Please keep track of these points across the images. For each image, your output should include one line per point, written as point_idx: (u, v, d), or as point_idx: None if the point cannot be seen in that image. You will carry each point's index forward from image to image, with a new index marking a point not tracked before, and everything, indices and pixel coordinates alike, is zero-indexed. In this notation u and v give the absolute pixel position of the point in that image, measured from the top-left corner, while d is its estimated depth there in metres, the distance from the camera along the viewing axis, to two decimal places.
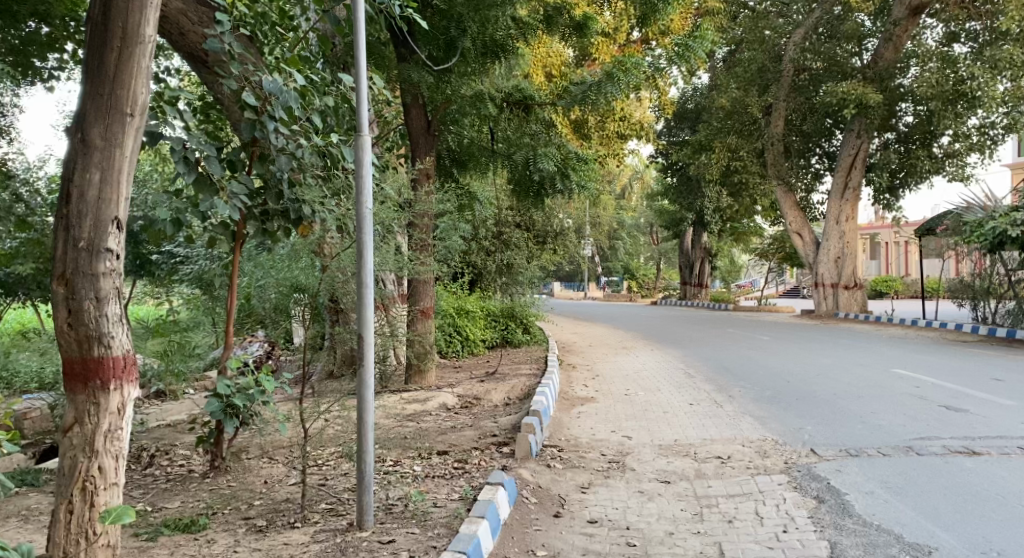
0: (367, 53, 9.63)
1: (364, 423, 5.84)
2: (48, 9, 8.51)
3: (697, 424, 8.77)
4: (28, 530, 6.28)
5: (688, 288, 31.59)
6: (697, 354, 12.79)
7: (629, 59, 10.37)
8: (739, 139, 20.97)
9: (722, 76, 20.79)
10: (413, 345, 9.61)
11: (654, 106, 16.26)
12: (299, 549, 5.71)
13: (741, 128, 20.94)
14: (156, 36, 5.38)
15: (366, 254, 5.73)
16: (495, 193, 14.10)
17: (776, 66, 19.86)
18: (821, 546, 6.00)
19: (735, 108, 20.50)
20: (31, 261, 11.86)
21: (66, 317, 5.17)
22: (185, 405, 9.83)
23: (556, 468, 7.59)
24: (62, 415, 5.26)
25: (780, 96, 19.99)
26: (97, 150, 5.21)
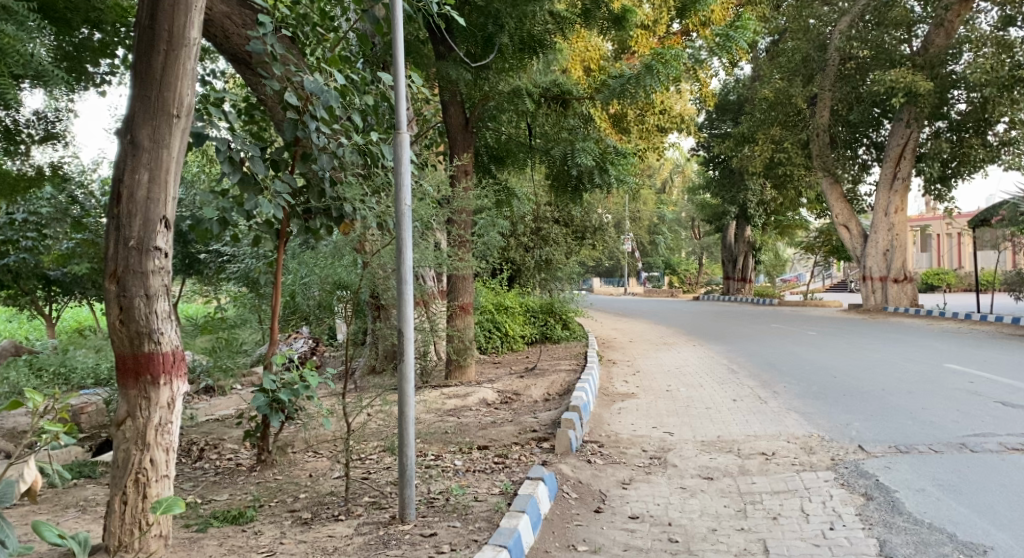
0: (407, 52, 9.78)
1: (406, 418, 5.93)
2: (100, 16, 8.62)
3: (740, 420, 8.75)
4: (86, 520, 6.48)
5: (730, 283, 31.29)
6: (741, 349, 12.72)
7: (669, 50, 10.28)
8: (784, 130, 20.76)
9: (766, 66, 20.76)
10: (452, 341, 9.69)
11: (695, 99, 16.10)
12: (343, 542, 5.84)
13: (785, 119, 20.73)
14: (201, 38, 5.53)
15: (406, 250, 5.81)
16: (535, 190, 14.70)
17: (821, 56, 19.58)
18: (869, 544, 5.96)
19: (780, 99, 20.26)
20: (86, 261, 12.27)
21: (119, 315, 5.34)
22: (233, 399, 10.02)
23: (597, 463, 7.64)
24: (114, 409, 5.45)
25: (825, 85, 19.73)
26: (146, 151, 5.37)
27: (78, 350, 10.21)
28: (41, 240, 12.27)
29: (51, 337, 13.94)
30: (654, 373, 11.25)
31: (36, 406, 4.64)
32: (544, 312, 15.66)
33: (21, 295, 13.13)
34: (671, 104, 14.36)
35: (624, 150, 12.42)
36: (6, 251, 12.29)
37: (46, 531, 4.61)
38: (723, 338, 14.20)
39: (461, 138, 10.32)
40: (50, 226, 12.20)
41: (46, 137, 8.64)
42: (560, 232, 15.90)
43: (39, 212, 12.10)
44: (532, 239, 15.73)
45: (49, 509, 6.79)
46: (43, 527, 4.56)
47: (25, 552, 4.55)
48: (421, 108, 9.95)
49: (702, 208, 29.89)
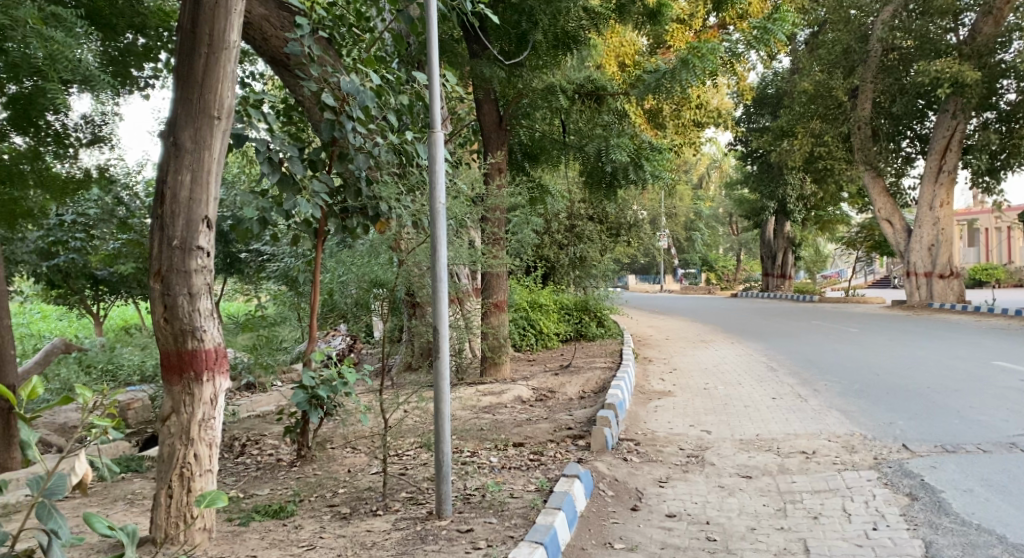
0: (440, 51, 9.83)
1: (442, 415, 6.00)
2: (144, 21, 8.69)
3: (779, 418, 8.70)
4: (134, 513, 6.67)
5: (770, 279, 31.01)
6: (780, 346, 12.60)
7: (705, 44, 10.19)
8: (824, 124, 20.55)
9: (806, 59, 20.60)
10: (487, 338, 9.71)
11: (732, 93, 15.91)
12: (382, 536, 5.93)
13: (825, 112, 20.52)
14: (241, 41, 5.64)
15: (440, 249, 5.87)
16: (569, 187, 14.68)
17: (862, 47, 19.17)
18: (914, 545, 5.92)
19: (819, 92, 20.07)
20: (131, 261, 12.63)
21: (163, 313, 5.50)
22: (274, 396, 10.16)
23: (633, 461, 7.65)
24: (160, 405, 5.61)
25: (867, 77, 19.40)
26: (188, 153, 5.50)
27: (125, 347, 10.45)
28: (89, 241, 12.59)
29: (98, 335, 14.25)
30: (691, 370, 11.22)
31: (87, 401, 4.77)
32: (580, 310, 15.28)
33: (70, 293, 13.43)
34: (708, 98, 14.17)
35: (659, 145, 12.32)
36: (56, 252, 12.69)
37: (95, 522, 4.70)
38: (761, 336, 14.08)
39: (495, 137, 10.33)
40: (97, 227, 12.54)
41: (94, 140, 8.84)
42: (595, 229, 15.97)
43: (87, 213, 12.50)
44: (566, 237, 15.88)
45: (98, 502, 6.99)
46: (92, 518, 4.65)
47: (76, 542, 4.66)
48: (455, 106, 9.95)
49: (740, 203, 29.53)
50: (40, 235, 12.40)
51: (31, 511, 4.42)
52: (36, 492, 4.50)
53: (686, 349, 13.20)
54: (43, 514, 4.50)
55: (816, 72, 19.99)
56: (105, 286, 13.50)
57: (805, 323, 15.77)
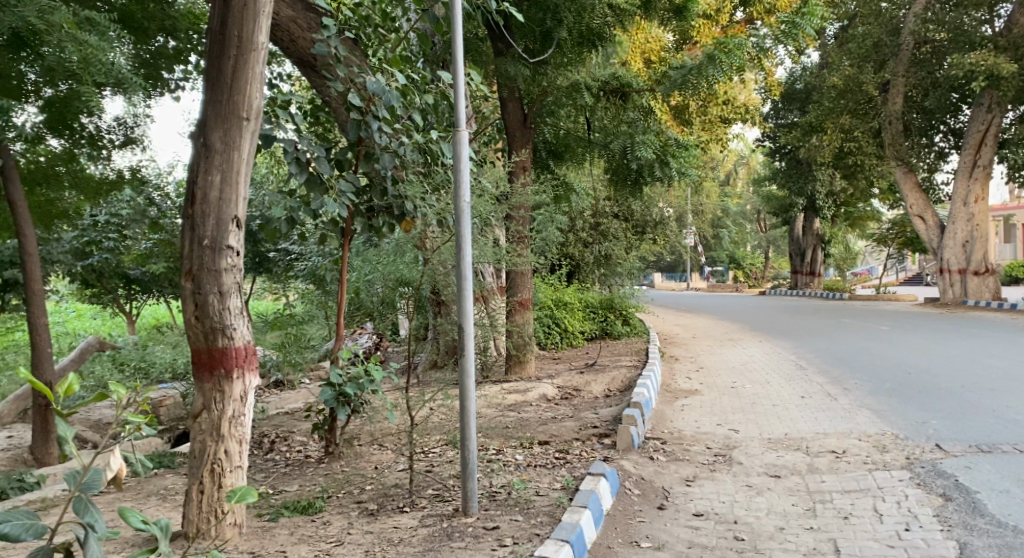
0: (465, 49, 9.93)
1: (466, 413, 6.04)
2: (174, 23, 8.83)
3: (808, 417, 8.61)
4: (166, 508, 6.80)
5: (799, 276, 30.58)
6: (810, 345, 12.47)
7: (731, 40, 10.10)
8: (854, 119, 20.24)
9: (834, 53, 20.29)
10: (511, 335, 9.70)
11: (760, 88, 15.77)
12: (408, 533, 5.98)
13: (855, 108, 20.15)
14: (269, 42, 5.72)
15: (465, 247, 5.91)
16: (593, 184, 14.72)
17: (893, 41, 19.08)
18: (948, 547, 5.84)
19: (849, 87, 19.50)
20: (163, 261, 12.95)
21: (194, 311, 5.60)
22: (302, 393, 10.26)
23: (659, 460, 7.63)
24: (191, 401, 5.71)
25: (898, 71, 19.16)
26: (217, 154, 5.59)
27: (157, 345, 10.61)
28: (122, 241, 12.82)
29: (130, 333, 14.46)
30: (718, 369, 11.15)
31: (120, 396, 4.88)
32: (605, 308, 15.13)
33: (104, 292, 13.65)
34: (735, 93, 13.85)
35: (686, 142, 12.13)
36: (90, 252, 12.71)
37: (128, 515, 4.58)
38: (789, 334, 13.94)
39: (520, 135, 10.34)
40: (130, 227, 12.77)
41: (126, 143, 8.86)
42: (620, 227, 16.01)
43: (120, 214, 12.70)
44: (592, 235, 15.90)
45: (132, 497, 7.13)
46: (127, 511, 4.55)
47: (110, 538, 4.58)
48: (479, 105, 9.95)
49: (769, 200, 29.19)
50: (74, 235, 12.39)
51: (69, 504, 4.39)
52: (73, 487, 4.48)
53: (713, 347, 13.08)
54: (80, 509, 4.48)
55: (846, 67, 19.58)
56: (137, 286, 13.72)
57: (835, 320, 15.59)
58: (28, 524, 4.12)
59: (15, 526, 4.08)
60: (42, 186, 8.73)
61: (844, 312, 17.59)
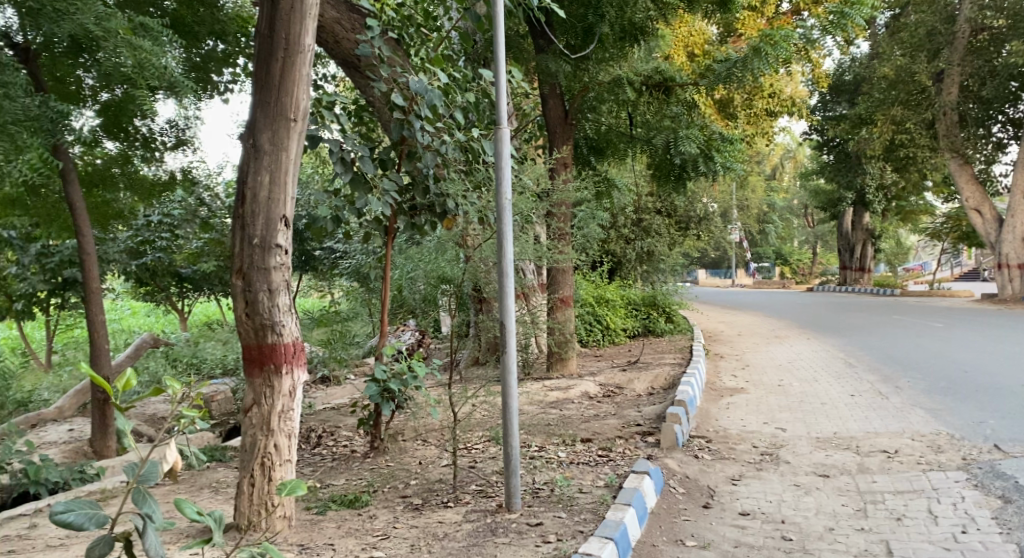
0: (507, 47, 9.92)
1: (509, 410, 6.07)
2: (224, 27, 9.04)
3: (859, 417, 8.42)
4: (219, 500, 6.98)
5: (848, 272, 29.44)
6: (861, 342, 12.21)
7: (777, 31, 9.91)
8: (905, 110, 19.56)
9: (885, 43, 19.76)
10: (553, 333, 9.71)
11: (806, 81, 15.39)
12: (453, 528, 6.04)
13: (907, 99, 19.50)
14: (315, 44, 5.83)
15: (507, 244, 5.95)
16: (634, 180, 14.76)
17: (948, 29, 18.27)
18: (1008, 550, 5.69)
19: (900, 76, 19.11)
20: (213, 259, 13.29)
21: (244, 308, 5.74)
22: (347, 389, 10.42)
23: (704, 459, 7.55)
24: (242, 397, 5.85)
25: (953, 60, 18.33)
26: (267, 154, 5.72)
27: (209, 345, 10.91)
28: (174, 241, 13.15)
29: (182, 331, 14.80)
30: (764, 367, 10.97)
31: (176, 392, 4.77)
32: (648, 305, 15.03)
33: (157, 292, 14.00)
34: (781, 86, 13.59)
35: (730, 136, 11.98)
36: (144, 250, 12.97)
37: (183, 506, 4.51)
38: (839, 331, 13.68)
39: (561, 131, 10.35)
40: (182, 227, 13.14)
41: (177, 144, 9.08)
42: (663, 222, 15.90)
43: (172, 214, 13.03)
44: (634, 231, 15.82)
45: (187, 489, 7.33)
46: (181, 502, 4.47)
47: (168, 527, 4.56)
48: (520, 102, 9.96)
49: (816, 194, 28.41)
50: (129, 234, 12.73)
51: (126, 495, 4.35)
52: (131, 478, 4.46)
53: (761, 345, 12.90)
54: (137, 498, 4.45)
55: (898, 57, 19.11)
56: (188, 285, 14.05)
57: (886, 317, 15.25)
58: (91, 513, 4.20)
59: (78, 516, 4.16)
60: (99, 187, 8.97)
61: (896, 307, 17.17)
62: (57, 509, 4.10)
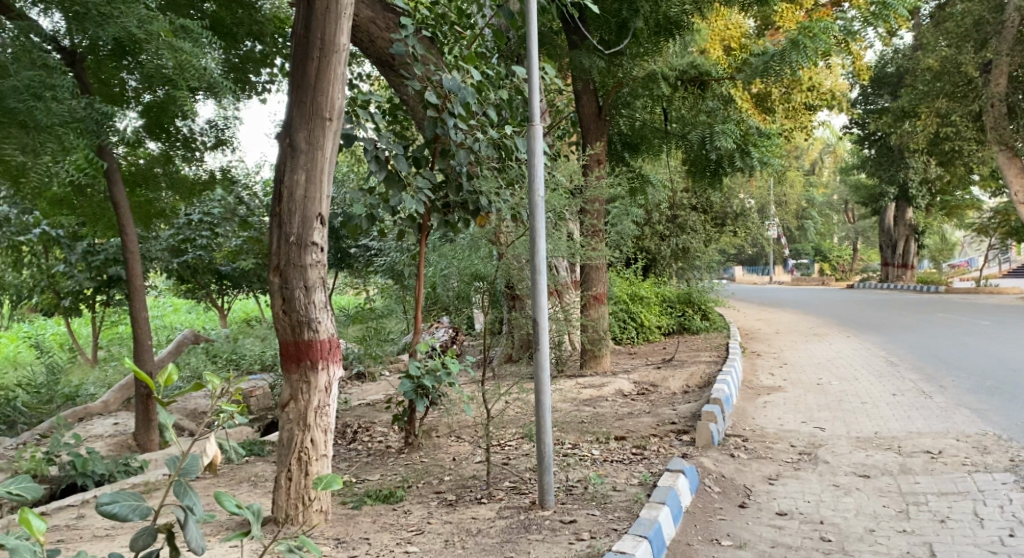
0: (539, 43, 9.78)
1: (542, 407, 6.06)
2: (262, 28, 9.21)
3: (901, 416, 8.25)
4: (258, 494, 7.11)
5: (890, 269, 28.91)
6: (904, 340, 11.97)
7: (816, 23, 9.72)
8: (951, 103, 19.13)
9: (929, 33, 19.32)
10: (587, 330, 9.70)
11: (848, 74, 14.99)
12: (486, 524, 6.06)
13: (953, 90, 19.08)
14: (350, 44, 5.89)
15: (539, 241, 5.95)
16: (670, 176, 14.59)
17: (996, 17, 17.65)
18: None
19: (946, 68, 18.82)
20: (252, 257, 13.53)
21: (281, 305, 5.82)
22: (382, 385, 10.54)
23: (740, 458, 7.48)
24: (279, 392, 5.95)
25: (1002, 50, 17.73)
26: (302, 154, 5.80)
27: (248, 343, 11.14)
28: (214, 239, 13.37)
29: (222, 327, 15.05)
30: (803, 365, 10.82)
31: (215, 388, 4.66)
32: (683, 302, 14.94)
33: (198, 289, 14.23)
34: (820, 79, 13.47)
35: (767, 130, 11.93)
36: (185, 248, 13.22)
37: (223, 499, 4.41)
38: (882, 328, 13.42)
39: (595, 127, 10.39)
40: (222, 225, 13.37)
41: (217, 144, 9.22)
42: (699, 219, 15.71)
43: (212, 213, 13.25)
44: (669, 227, 15.71)
45: (226, 483, 7.46)
46: (220, 495, 4.37)
47: (209, 519, 4.49)
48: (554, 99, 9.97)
49: (857, 189, 27.73)
50: (171, 232, 13.02)
51: (167, 488, 4.30)
52: (173, 471, 4.40)
53: (799, 342, 12.73)
54: (179, 491, 4.40)
55: (943, 48, 18.70)
56: (228, 283, 14.30)
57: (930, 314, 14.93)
58: (134, 505, 4.21)
59: (122, 507, 4.17)
60: (141, 187, 9.20)
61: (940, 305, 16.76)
62: (103, 501, 4.11)
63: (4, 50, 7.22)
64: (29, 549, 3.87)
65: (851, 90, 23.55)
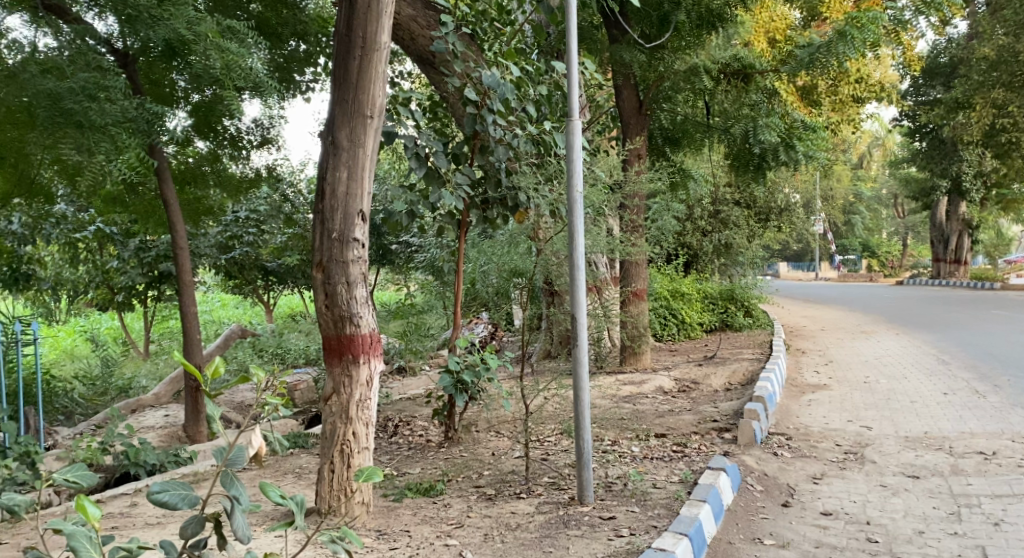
0: (579, 38, 9.88)
1: (581, 403, 6.04)
2: (306, 28, 9.37)
3: (953, 416, 8.04)
4: (302, 485, 7.25)
5: (942, 265, 28.05)
6: (957, 337, 11.65)
7: (865, 13, 9.54)
8: (1008, 93, 18.28)
9: (987, 20, 18.68)
10: (626, 326, 9.68)
11: (899, 63, 14.66)
12: (525, 519, 6.08)
13: (1010, 80, 18.15)
14: (391, 42, 5.95)
15: (578, 237, 5.93)
16: (712, 170, 14.64)
17: None
18: None
19: (1002, 57, 17.93)
20: (297, 253, 13.76)
21: (325, 300, 5.91)
22: (422, 379, 10.64)
23: (784, 456, 7.38)
24: (322, 385, 6.04)
25: None
26: (345, 151, 5.87)
27: (293, 339, 11.40)
28: (261, 235, 13.62)
29: (268, 322, 15.31)
30: (849, 362, 10.64)
31: (259, 381, 4.51)
32: (725, 299, 14.74)
33: (244, 284, 14.47)
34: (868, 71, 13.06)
35: (813, 124, 11.65)
36: (232, 245, 13.50)
37: (268, 490, 4.28)
38: (935, 325, 13.07)
39: (636, 121, 10.34)
40: (267, 222, 13.57)
41: (263, 142, 9.54)
42: (742, 214, 15.50)
43: (258, 210, 13.47)
44: (711, 223, 15.53)
45: (272, 474, 7.61)
46: (265, 486, 4.24)
47: (256, 510, 4.40)
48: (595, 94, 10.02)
49: (907, 182, 26.96)
50: (218, 230, 13.29)
51: (214, 478, 4.23)
52: (219, 462, 4.32)
53: (846, 340, 12.48)
54: (226, 481, 4.31)
55: (1001, 36, 18.00)
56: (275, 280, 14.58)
57: (984, 311, 14.50)
58: (185, 494, 4.14)
59: (173, 496, 4.11)
60: (190, 185, 9.42)
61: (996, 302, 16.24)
62: (153, 490, 4.05)
63: (62, 52, 7.41)
64: (85, 535, 3.94)
65: (902, 81, 22.87)
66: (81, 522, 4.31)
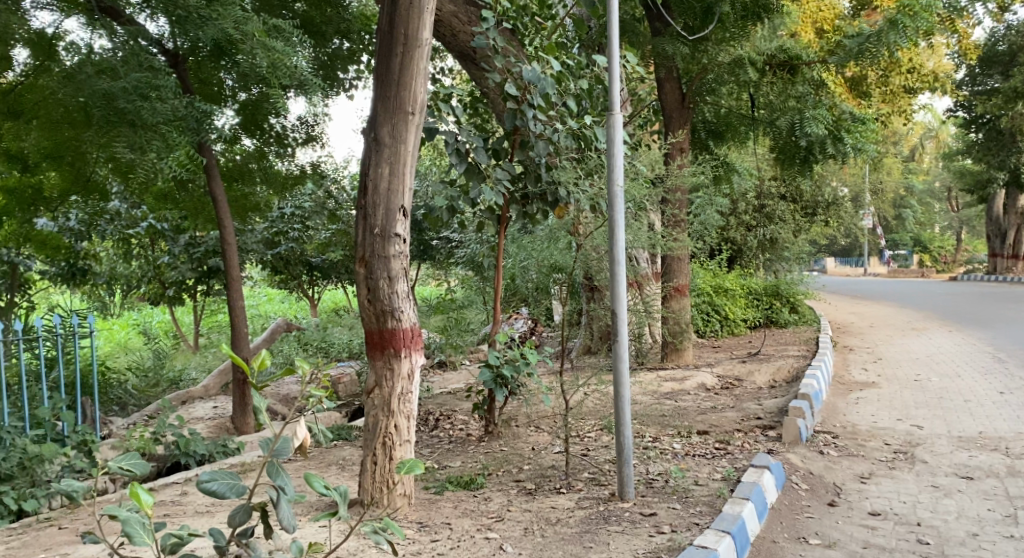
0: (621, 31, 9.92)
1: (622, 400, 5.98)
2: (348, 26, 9.53)
3: (1009, 416, 7.78)
4: (346, 476, 7.33)
5: (998, 260, 27.12)
6: (1014, 334, 11.28)
7: (918, 1, 9.26)
8: None
9: None
10: (668, 322, 9.60)
11: (954, 49, 14.35)
12: (565, 514, 6.06)
13: None
14: (432, 38, 5.98)
15: (618, 232, 5.88)
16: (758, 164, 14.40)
17: None
18: None
19: None
20: (341, 249, 13.96)
21: (367, 294, 5.96)
22: (462, 374, 10.68)
23: (831, 455, 7.23)
24: (365, 379, 6.09)
25: None
26: (387, 147, 5.91)
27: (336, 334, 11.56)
28: (306, 231, 13.83)
29: (313, 317, 15.55)
30: (900, 359, 10.38)
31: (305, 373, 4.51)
32: (769, 295, 14.54)
33: (290, 280, 14.70)
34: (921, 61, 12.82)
35: (862, 115, 11.40)
36: (278, 241, 13.74)
37: (312, 480, 4.38)
38: (990, 322, 12.67)
39: (678, 115, 10.26)
40: (312, 218, 13.75)
41: (307, 139, 9.69)
42: (788, 208, 15.33)
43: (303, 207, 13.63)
44: (756, 217, 15.33)
45: (316, 466, 7.71)
46: (310, 477, 4.35)
47: (300, 499, 4.48)
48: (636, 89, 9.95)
49: (961, 175, 26.18)
50: (265, 226, 13.54)
51: (261, 468, 4.29)
52: (265, 452, 4.39)
53: (897, 337, 12.17)
54: (272, 470, 4.37)
55: None
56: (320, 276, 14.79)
57: None
58: (232, 483, 4.24)
59: (220, 485, 4.20)
60: (237, 182, 9.62)
61: None
62: (203, 478, 4.16)
63: (116, 52, 7.54)
64: (139, 521, 4.07)
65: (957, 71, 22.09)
66: (135, 507, 4.44)
